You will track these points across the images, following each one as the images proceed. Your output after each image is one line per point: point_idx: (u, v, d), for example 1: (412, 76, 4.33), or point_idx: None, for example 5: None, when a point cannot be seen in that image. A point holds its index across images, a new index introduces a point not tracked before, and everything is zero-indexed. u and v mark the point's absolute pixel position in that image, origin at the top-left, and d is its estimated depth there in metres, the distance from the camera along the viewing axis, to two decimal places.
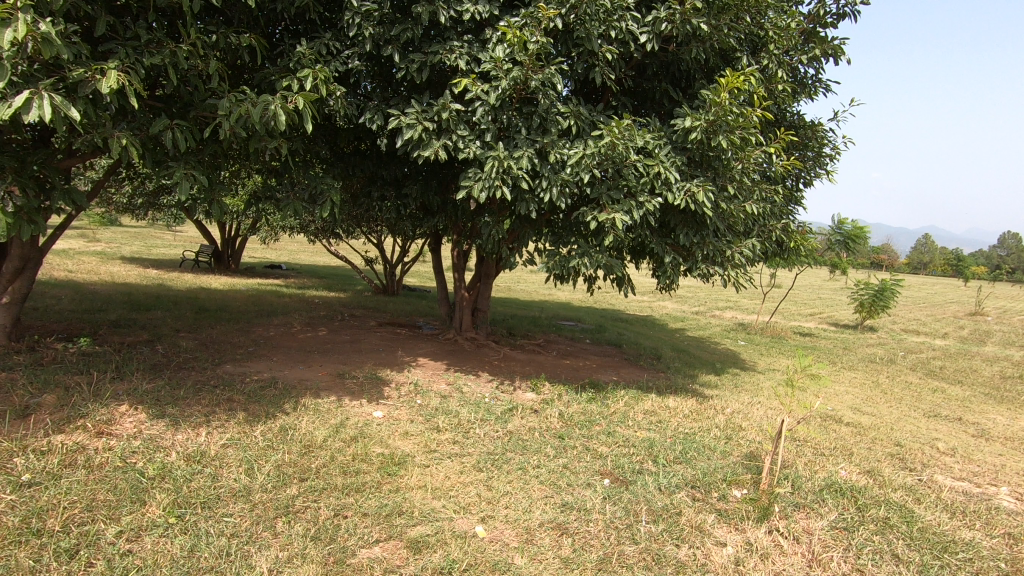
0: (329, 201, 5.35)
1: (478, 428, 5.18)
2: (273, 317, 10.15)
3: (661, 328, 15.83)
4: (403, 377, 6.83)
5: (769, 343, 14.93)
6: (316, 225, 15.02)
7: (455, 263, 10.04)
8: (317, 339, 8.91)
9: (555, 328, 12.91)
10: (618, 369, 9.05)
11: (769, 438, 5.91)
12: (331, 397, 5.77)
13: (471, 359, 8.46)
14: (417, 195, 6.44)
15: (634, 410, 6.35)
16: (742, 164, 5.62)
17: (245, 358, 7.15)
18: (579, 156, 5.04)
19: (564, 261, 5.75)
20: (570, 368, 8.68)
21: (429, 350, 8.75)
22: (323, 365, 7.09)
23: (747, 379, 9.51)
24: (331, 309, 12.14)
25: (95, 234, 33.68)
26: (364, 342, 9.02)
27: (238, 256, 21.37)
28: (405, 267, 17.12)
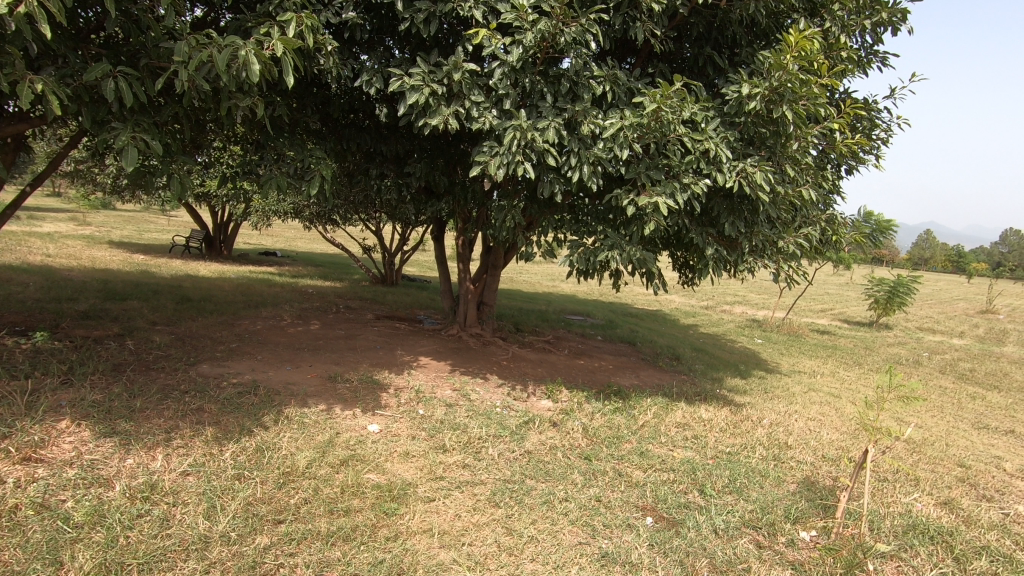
0: (318, 177, 4.58)
1: (492, 447, 4.43)
2: (261, 309, 9.38)
3: (673, 324, 15.05)
4: (402, 381, 6.07)
5: (788, 342, 14.15)
6: (310, 211, 14.19)
7: (460, 253, 9.26)
8: (308, 335, 8.13)
9: (564, 324, 12.14)
10: (638, 371, 8.28)
11: (822, 460, 5.16)
12: (320, 406, 4.99)
13: (478, 359, 7.69)
14: (421, 174, 5.64)
15: (665, 422, 5.59)
16: (802, 142, 4.81)
17: (225, 356, 6.37)
18: (616, 127, 4.24)
19: (591, 253, 4.97)
20: (585, 370, 7.92)
21: (430, 348, 7.99)
22: (313, 366, 6.31)
23: (776, 383, 8.75)
24: (325, 299, 11.35)
25: (86, 218, 32.78)
26: (359, 338, 8.25)
27: (231, 243, 20.53)
28: (405, 255, 16.30)
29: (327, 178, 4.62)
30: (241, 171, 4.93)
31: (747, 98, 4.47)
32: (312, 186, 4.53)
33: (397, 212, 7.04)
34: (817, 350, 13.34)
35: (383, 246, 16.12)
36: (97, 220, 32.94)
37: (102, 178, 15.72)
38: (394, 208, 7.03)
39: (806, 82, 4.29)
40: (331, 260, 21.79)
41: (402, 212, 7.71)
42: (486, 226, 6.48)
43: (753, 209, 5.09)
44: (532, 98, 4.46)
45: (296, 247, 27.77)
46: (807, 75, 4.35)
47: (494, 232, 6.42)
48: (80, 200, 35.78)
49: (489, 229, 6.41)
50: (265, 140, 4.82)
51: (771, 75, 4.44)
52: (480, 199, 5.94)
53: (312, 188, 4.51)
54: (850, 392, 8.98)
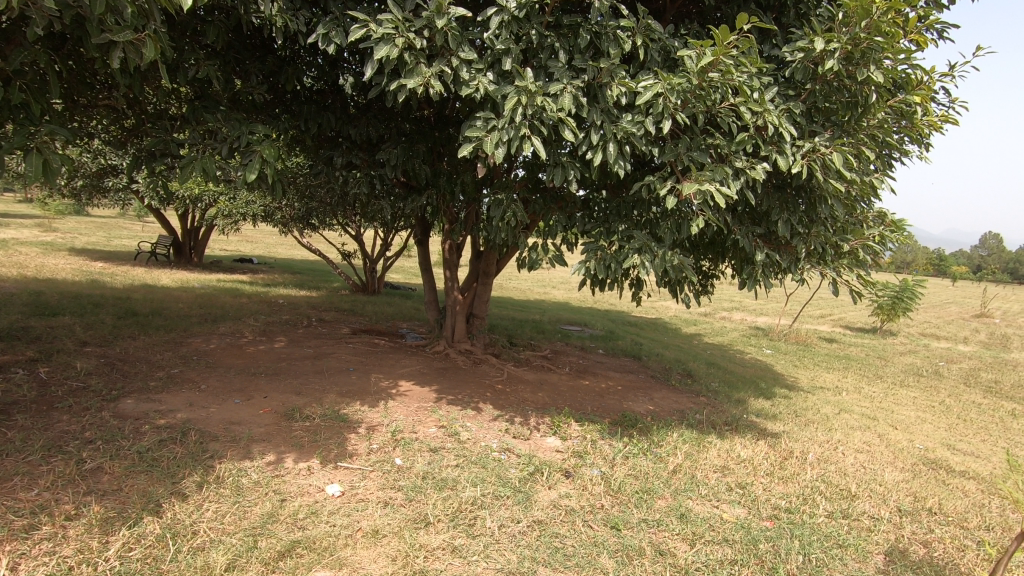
0: (258, 160, 3.54)
1: (490, 517, 3.35)
2: (219, 324, 8.21)
3: (677, 335, 14.05)
4: (376, 415, 4.98)
5: (799, 353, 13.23)
6: (282, 214, 13.01)
7: (446, 259, 8.21)
8: (270, 355, 6.98)
9: (561, 336, 11.09)
10: (651, 394, 7.25)
11: (900, 515, 4.15)
12: (267, 457, 3.90)
13: (468, 382, 6.60)
14: (397, 163, 4.56)
15: (699, 465, 4.56)
16: (878, 117, 3.82)
17: (160, 387, 5.25)
18: (653, 93, 3.22)
19: (614, 258, 3.93)
20: (593, 393, 6.88)
21: (413, 370, 6.87)
22: (268, 398, 5.20)
23: (804, 405, 7.77)
24: (296, 311, 10.18)
25: (51, 224, 31.13)
26: (331, 358, 7.12)
27: (202, 249, 19.23)
28: (387, 262, 15.17)
29: (271, 162, 3.60)
30: (159, 153, 3.85)
31: (818, 58, 3.45)
32: (249, 171, 3.50)
33: (371, 213, 5.96)
34: (832, 361, 12.43)
35: (364, 252, 14.97)
36: (65, 227, 31.31)
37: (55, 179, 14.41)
38: (367, 208, 5.96)
39: (898, 36, 3.30)
40: (310, 267, 20.57)
41: (378, 214, 6.63)
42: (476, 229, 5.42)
43: (811, 202, 4.11)
44: (540, 57, 3.43)
45: (275, 254, 26.46)
46: (897, 26, 3.35)
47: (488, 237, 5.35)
48: (46, 206, 34.07)
49: (481, 232, 5.36)
50: (192, 114, 3.77)
51: (847, 28, 3.45)
52: (474, 194, 4.88)
53: (250, 174, 3.48)
54: (885, 413, 8.02)
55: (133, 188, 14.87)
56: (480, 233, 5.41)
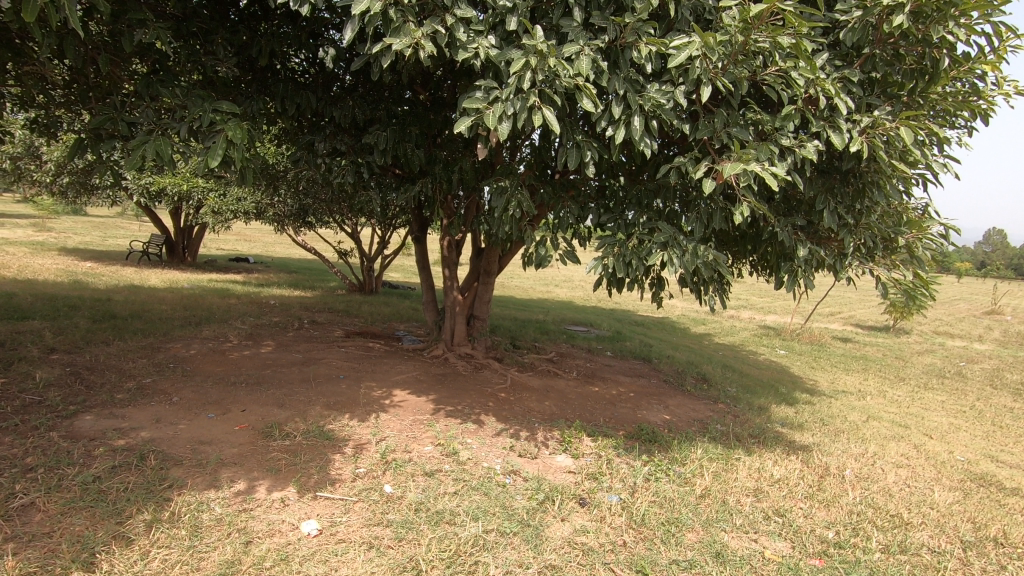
0: (223, 142, 3.02)
1: (494, 563, 2.84)
2: (203, 328, 7.70)
3: (686, 335, 13.53)
4: (366, 432, 4.46)
5: (814, 353, 12.70)
6: (274, 211, 12.50)
7: (445, 256, 7.69)
8: (255, 361, 6.47)
9: (567, 337, 10.56)
10: (666, 401, 6.73)
11: (964, 548, 3.62)
12: (236, 486, 3.38)
13: (468, 391, 6.08)
14: (386, 147, 4.05)
15: (730, 487, 4.04)
16: (943, 88, 3.29)
17: (126, 400, 4.73)
18: (690, 54, 2.69)
19: (636, 254, 3.42)
20: (604, 402, 6.36)
21: (409, 377, 6.34)
22: (246, 412, 4.68)
23: (830, 412, 7.23)
24: (287, 313, 9.66)
25: (44, 223, 30.62)
26: (321, 364, 6.60)
27: (195, 248, 18.72)
28: (385, 260, 14.64)
29: (238, 145, 3.07)
30: (105, 134, 3.30)
31: (881, 16, 2.93)
32: (211, 156, 2.97)
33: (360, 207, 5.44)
34: (849, 362, 11.89)
35: (360, 251, 14.45)
36: (61, 227, 30.87)
37: (40, 176, 13.92)
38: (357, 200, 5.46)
39: None
40: (307, 267, 20.06)
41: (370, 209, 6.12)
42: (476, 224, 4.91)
43: (861, 189, 3.58)
44: (552, 15, 2.90)
45: (272, 252, 25.97)
46: None
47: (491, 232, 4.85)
48: (39, 206, 33.56)
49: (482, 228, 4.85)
50: (145, 88, 3.24)
51: None
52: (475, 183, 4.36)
53: (212, 159, 2.95)
54: (916, 420, 7.49)
55: (122, 185, 14.39)
56: (481, 228, 4.90)
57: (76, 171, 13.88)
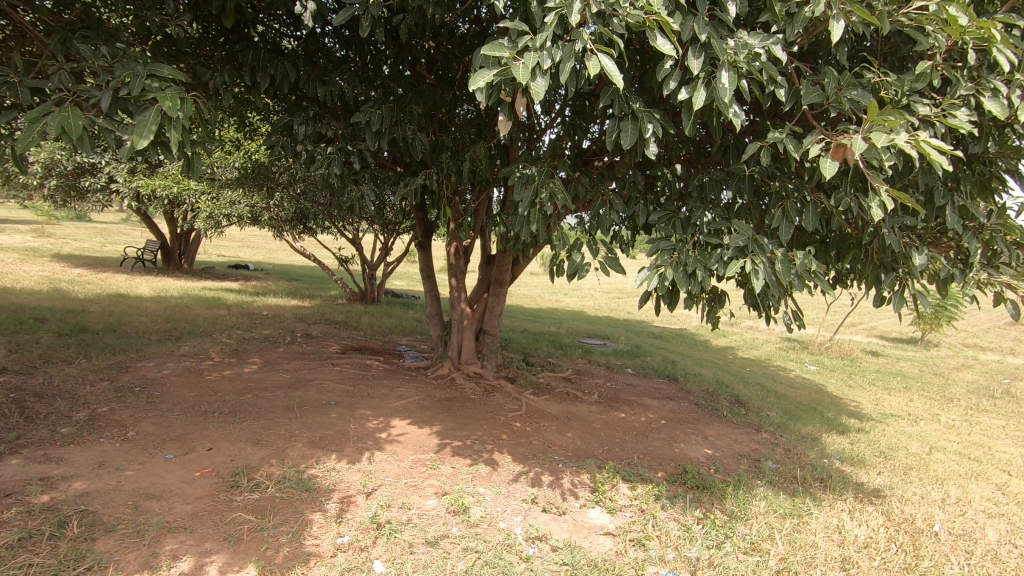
0: (155, 115, 2.23)
1: None
2: (182, 343, 6.93)
3: (708, 349, 12.67)
4: (357, 479, 3.67)
5: (847, 369, 11.82)
6: (270, 215, 11.80)
7: (452, 264, 6.91)
8: (235, 383, 5.68)
9: (583, 352, 9.75)
10: (704, 430, 5.90)
11: None
12: (179, 566, 2.60)
13: (479, 419, 5.27)
14: (382, 127, 3.27)
15: (810, 558, 3.23)
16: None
17: (71, 436, 3.95)
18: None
19: (705, 261, 2.64)
20: (634, 431, 5.55)
21: (411, 402, 5.54)
22: (214, 452, 3.89)
23: (887, 442, 6.38)
24: (280, 325, 8.89)
25: (45, 229, 30.10)
26: (311, 385, 5.82)
27: (192, 255, 18.02)
28: (388, 268, 13.89)
29: (177, 120, 2.28)
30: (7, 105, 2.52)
31: None
32: (137, 134, 2.18)
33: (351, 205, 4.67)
34: (888, 379, 11.01)
35: (362, 258, 13.71)
36: (62, 232, 30.39)
37: (27, 179, 13.30)
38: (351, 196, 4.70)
39: None
40: (308, 275, 19.33)
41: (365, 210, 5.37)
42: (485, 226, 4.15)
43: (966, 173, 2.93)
44: None
45: (274, 259, 25.31)
46: None
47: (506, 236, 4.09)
48: (39, 211, 33.07)
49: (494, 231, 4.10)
50: (59, 45, 2.44)
51: None
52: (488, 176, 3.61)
53: (139, 137, 2.16)
54: (984, 451, 6.62)
55: (113, 189, 13.73)
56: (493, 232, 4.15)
57: (66, 173, 13.26)
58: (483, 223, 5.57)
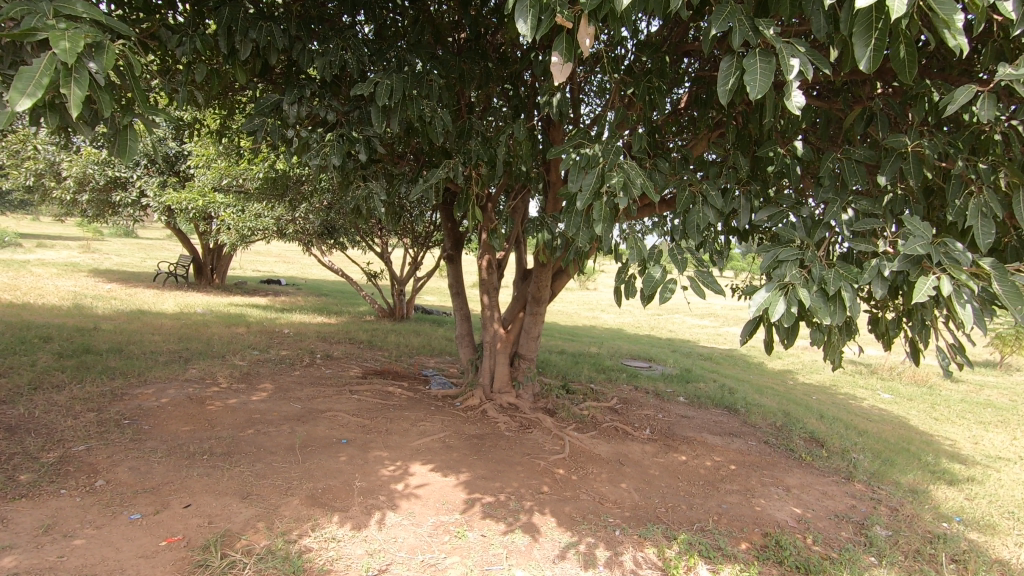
0: (49, 66, 1.53)
1: None
2: (190, 366, 6.36)
3: (764, 373, 11.51)
4: (362, 555, 2.89)
5: (927, 397, 10.49)
6: (296, 228, 11.34)
7: (482, 280, 6.13)
8: (237, 414, 5.01)
9: (628, 377, 8.81)
10: (783, 480, 4.92)
11: None
12: None
13: (515, 463, 4.45)
14: (394, 95, 2.52)
15: None
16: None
17: (27, 487, 3.30)
18: None
19: (854, 278, 1.85)
20: (701, 482, 4.62)
21: (435, 441, 4.75)
22: (192, 511, 3.18)
23: (1010, 497, 5.25)
24: (301, 345, 8.29)
25: (90, 245, 30.91)
26: (323, 418, 5.10)
27: (223, 270, 17.83)
28: (418, 283, 13.26)
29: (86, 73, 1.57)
30: None
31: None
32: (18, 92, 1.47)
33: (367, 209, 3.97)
34: (978, 411, 9.66)
35: (390, 273, 13.12)
36: (106, 249, 31.12)
37: (61, 193, 13.24)
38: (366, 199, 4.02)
39: None
40: (338, 290, 18.92)
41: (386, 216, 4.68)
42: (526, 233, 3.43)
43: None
44: None
45: (307, 274, 25.16)
46: None
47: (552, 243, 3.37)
48: (85, 227, 34.07)
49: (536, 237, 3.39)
50: None
51: None
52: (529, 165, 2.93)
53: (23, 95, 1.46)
54: None
55: (143, 203, 13.56)
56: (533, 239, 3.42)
57: (97, 188, 13.18)
58: (518, 230, 4.90)
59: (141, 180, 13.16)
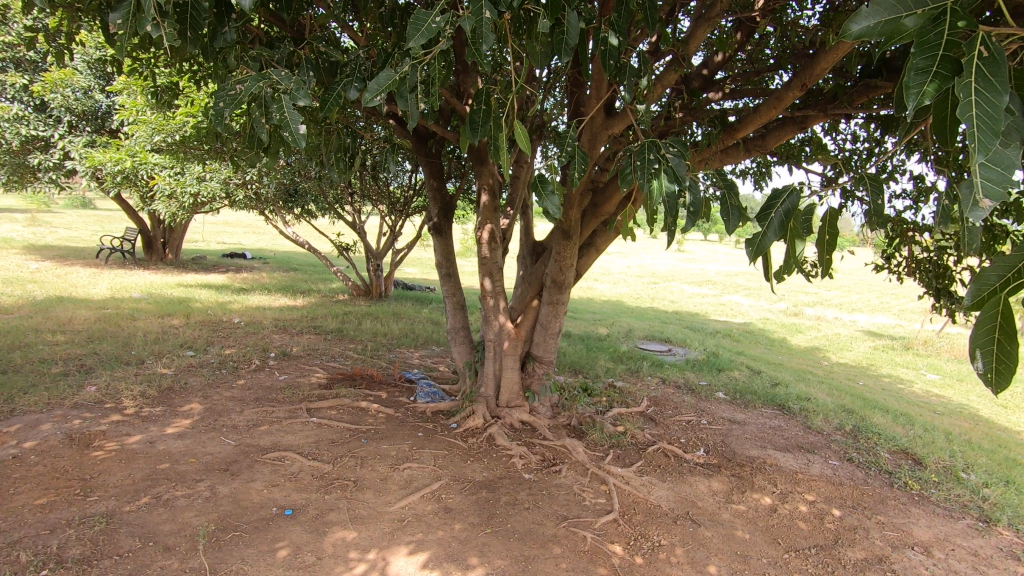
0: None
1: None
2: (88, 382, 4.69)
3: (792, 353, 10.21)
4: None
5: (977, 377, 9.32)
6: (250, 194, 9.53)
7: (481, 261, 4.52)
8: (134, 466, 3.42)
9: (653, 369, 7.40)
10: (911, 534, 3.56)
11: None
12: None
13: (548, 538, 2.98)
14: None
15: None
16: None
17: None
18: None
19: None
20: (813, 550, 3.22)
21: (426, 502, 3.25)
22: None
23: None
24: (251, 340, 6.67)
25: (36, 217, 28.32)
26: (262, 466, 3.53)
27: (174, 245, 15.82)
28: (397, 256, 11.61)
29: None
30: None
31: None
32: None
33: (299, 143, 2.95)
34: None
35: (364, 245, 11.37)
36: (53, 221, 28.42)
37: None
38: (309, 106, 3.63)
39: None
40: (307, 265, 17.06)
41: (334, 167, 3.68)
42: (642, 187, 1.98)
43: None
44: None
45: (276, 246, 23.13)
46: None
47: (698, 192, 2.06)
48: (32, 200, 31.33)
49: (650, 190, 1.96)
50: None
51: None
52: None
53: None
54: None
55: (69, 167, 11.51)
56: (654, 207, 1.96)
57: (10, 149, 11.09)
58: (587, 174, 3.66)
59: (64, 139, 11.09)
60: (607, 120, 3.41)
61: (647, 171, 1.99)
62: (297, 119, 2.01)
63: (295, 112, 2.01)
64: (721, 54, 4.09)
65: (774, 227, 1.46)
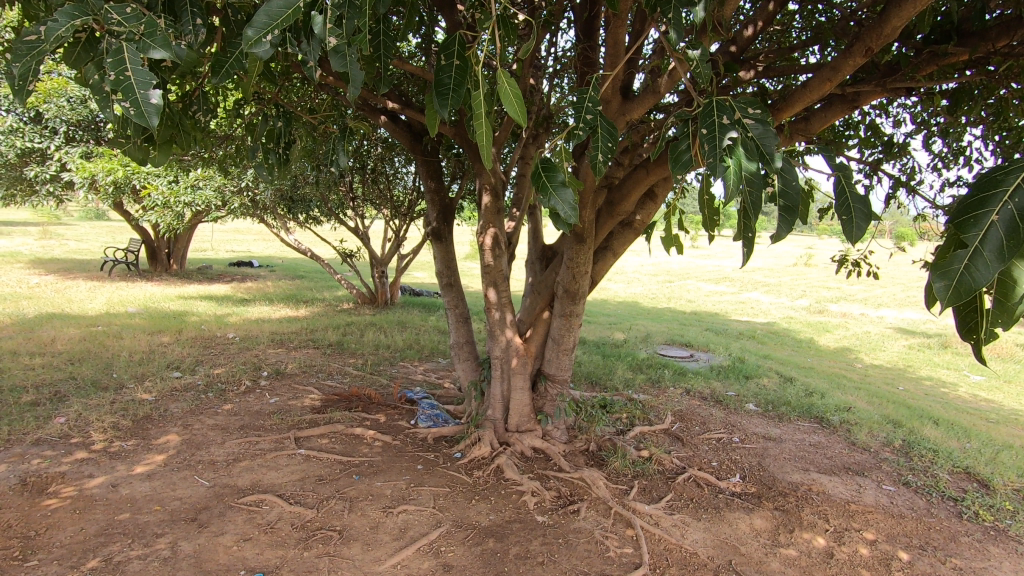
0: None
1: None
2: (57, 413, 4.28)
3: (822, 354, 9.58)
4: None
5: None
6: (246, 201, 9.14)
7: (483, 270, 4.04)
8: (89, 517, 2.98)
9: (675, 378, 6.87)
10: None
11: None
12: None
13: None
14: None
15: None
16: None
17: None
18: None
19: None
20: None
21: (423, 558, 2.77)
22: None
23: None
24: (244, 357, 6.24)
25: (48, 230, 28.39)
26: (235, 514, 3.07)
27: (179, 255, 15.54)
28: (402, 261, 11.17)
29: None
30: None
31: None
32: None
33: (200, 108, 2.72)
34: None
35: (368, 251, 10.94)
36: (65, 233, 28.46)
37: None
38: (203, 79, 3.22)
39: None
40: (314, 272, 16.71)
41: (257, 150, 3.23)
42: (716, 172, 1.48)
43: None
44: None
45: (283, 253, 22.85)
46: None
47: (790, 181, 1.53)
48: (45, 212, 31.49)
49: (727, 171, 1.47)
50: None
51: None
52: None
53: None
54: None
55: (66, 178, 11.22)
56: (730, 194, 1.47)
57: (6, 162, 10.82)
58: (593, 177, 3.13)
59: (60, 150, 10.81)
60: (621, 107, 2.93)
61: (715, 152, 1.51)
62: (148, 79, 1.44)
63: (142, 63, 1.45)
64: (753, 26, 3.49)
65: (989, 245, 1.05)
